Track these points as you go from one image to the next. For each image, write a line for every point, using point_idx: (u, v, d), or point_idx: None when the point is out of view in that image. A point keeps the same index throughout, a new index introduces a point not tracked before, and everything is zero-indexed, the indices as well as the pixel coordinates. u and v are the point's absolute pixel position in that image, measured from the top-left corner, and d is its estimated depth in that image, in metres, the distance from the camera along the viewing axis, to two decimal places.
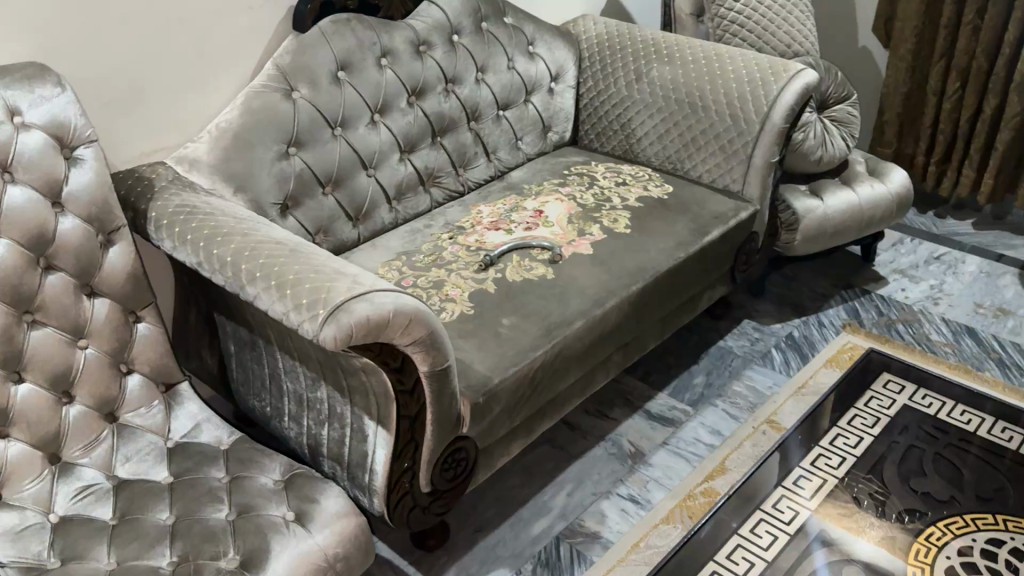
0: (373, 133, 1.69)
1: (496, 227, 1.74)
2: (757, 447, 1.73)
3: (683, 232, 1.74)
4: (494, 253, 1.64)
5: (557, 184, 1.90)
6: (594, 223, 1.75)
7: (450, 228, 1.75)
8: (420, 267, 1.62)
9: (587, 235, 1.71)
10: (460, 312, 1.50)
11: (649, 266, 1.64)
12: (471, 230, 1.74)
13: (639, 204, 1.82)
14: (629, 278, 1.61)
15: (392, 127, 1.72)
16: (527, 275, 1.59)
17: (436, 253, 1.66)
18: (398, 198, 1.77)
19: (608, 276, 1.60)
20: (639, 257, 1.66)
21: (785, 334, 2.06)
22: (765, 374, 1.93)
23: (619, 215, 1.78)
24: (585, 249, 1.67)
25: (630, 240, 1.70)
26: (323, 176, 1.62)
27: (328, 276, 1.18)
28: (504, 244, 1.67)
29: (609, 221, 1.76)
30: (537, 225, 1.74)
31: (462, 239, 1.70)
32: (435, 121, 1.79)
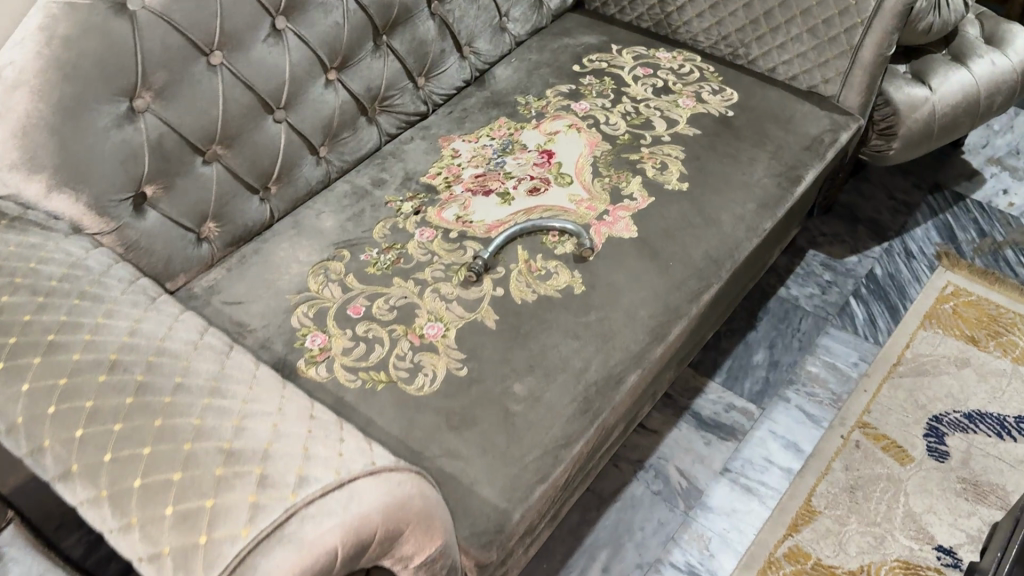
0: (276, 52, 1.03)
1: (485, 187, 1.14)
2: (851, 472, 1.27)
3: (765, 185, 1.16)
4: (487, 251, 1.04)
5: (566, 96, 1.28)
6: (633, 173, 1.15)
7: (414, 190, 1.15)
8: (375, 277, 1.04)
9: (624, 200, 1.12)
10: (446, 372, 0.94)
11: (723, 257, 1.08)
12: (447, 195, 1.13)
13: (696, 133, 1.22)
14: (697, 283, 1.05)
15: (309, 36, 1.05)
16: (546, 292, 1.02)
17: (397, 246, 1.07)
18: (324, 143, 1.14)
19: (666, 284, 1.04)
20: (709, 240, 1.09)
21: (864, 274, 1.55)
22: (845, 344, 1.44)
23: (667, 156, 1.18)
24: (630, 233, 1.08)
25: (691, 207, 1.12)
26: (199, 138, 0.99)
27: (212, 480, 0.61)
28: (508, 230, 1.06)
29: (655, 168, 1.16)
30: (546, 181, 1.14)
31: (434, 215, 1.11)
32: (377, 15, 1.12)
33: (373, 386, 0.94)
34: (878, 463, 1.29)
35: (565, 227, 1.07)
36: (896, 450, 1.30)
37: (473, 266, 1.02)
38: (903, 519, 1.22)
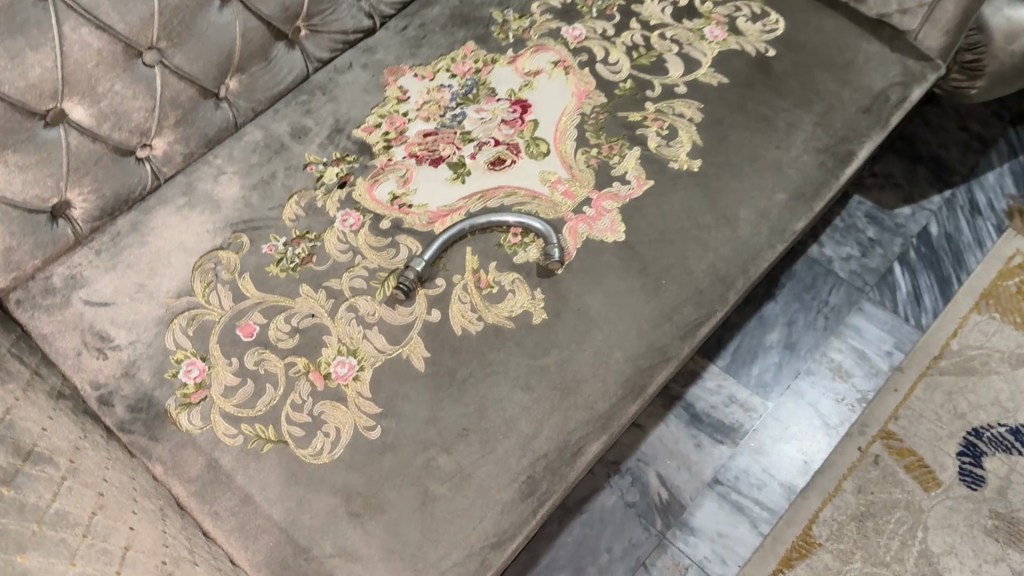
0: None
1: (435, 152, 0.87)
2: (861, 497, 1.08)
3: (803, 166, 0.89)
4: (424, 259, 0.79)
5: (557, 16, 0.98)
6: (629, 144, 0.88)
7: (343, 148, 0.89)
8: (277, 281, 0.80)
9: (614, 185, 0.85)
10: (353, 433, 0.74)
11: (733, 274, 0.83)
12: (384, 160, 0.87)
13: (722, 81, 0.92)
14: (695, 313, 0.81)
15: None
16: (496, 320, 0.78)
17: (311, 235, 0.83)
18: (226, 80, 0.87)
19: (655, 314, 0.80)
20: (718, 249, 0.84)
21: (917, 232, 1.28)
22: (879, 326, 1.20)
23: (679, 118, 0.90)
24: (617, 237, 0.83)
25: (701, 198, 0.86)
26: (33, 98, 0.72)
27: None
28: (456, 229, 0.81)
29: (660, 137, 0.88)
30: (515, 149, 0.87)
31: (364, 191, 0.85)
32: None
33: (258, 447, 0.73)
34: (896, 486, 1.09)
35: (530, 226, 0.81)
36: (921, 471, 1.10)
37: (402, 283, 0.78)
38: (917, 561, 1.04)
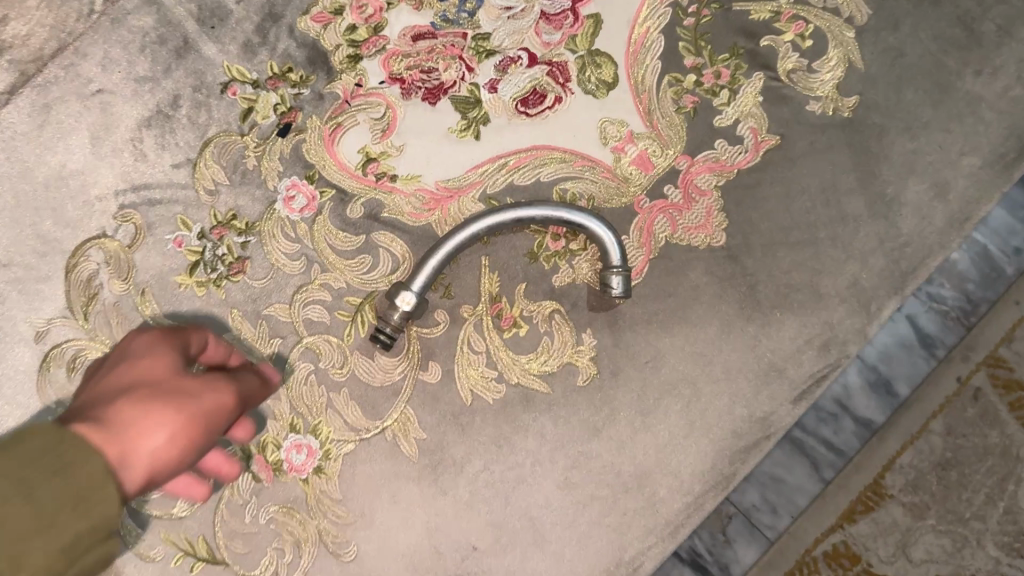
0: None
1: (432, 72, 0.54)
2: (992, 433, 0.63)
3: (1014, 107, 0.55)
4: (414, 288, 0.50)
5: None
6: (748, 67, 0.54)
7: (282, 55, 0.55)
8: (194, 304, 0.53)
9: (718, 147, 0.54)
10: (319, 552, 0.52)
11: (882, 296, 0.55)
12: (348, 86, 0.54)
13: None
14: (818, 362, 0.54)
15: None
16: (523, 381, 0.53)
17: (240, 224, 0.53)
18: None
19: (758, 368, 0.54)
20: (865, 256, 0.55)
21: None
22: None
23: (832, 16, 0.55)
24: (712, 240, 0.54)
25: (850, 169, 0.55)
26: None
27: None
28: (465, 233, 0.51)
29: (799, 54, 0.54)
30: (562, 72, 0.54)
31: (321, 145, 0.54)
32: None
33: (187, 568, 0.52)
34: None
35: (579, 228, 0.52)
36: None
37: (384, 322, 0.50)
38: None
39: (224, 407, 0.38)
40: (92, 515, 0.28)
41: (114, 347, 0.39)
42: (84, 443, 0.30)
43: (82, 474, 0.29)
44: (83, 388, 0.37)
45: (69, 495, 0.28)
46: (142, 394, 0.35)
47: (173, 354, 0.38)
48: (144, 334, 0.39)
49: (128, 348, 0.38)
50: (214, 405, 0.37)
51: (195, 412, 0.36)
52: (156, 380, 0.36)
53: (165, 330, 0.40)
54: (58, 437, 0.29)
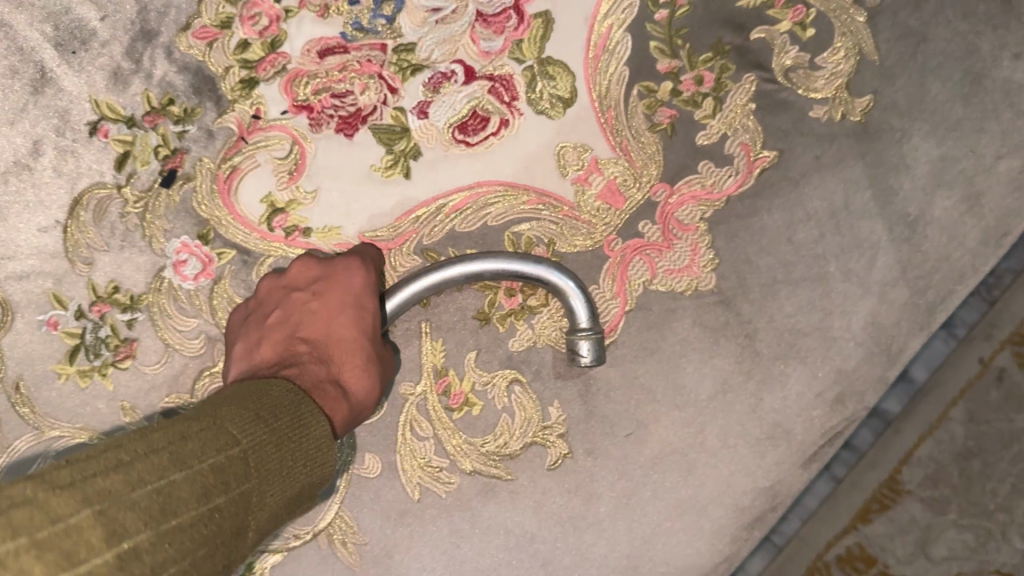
0: None
1: (347, 97, 0.44)
2: (1021, 419, 0.46)
3: None
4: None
5: None
6: (736, 68, 0.44)
7: (160, 83, 0.44)
8: (76, 397, 0.44)
9: (702, 171, 0.44)
10: None
11: (905, 335, 0.45)
12: (245, 119, 0.44)
13: None
14: (830, 420, 0.45)
15: None
16: (481, 469, 0.44)
17: (126, 300, 0.44)
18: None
19: (760, 432, 0.45)
20: (884, 291, 0.45)
21: None
22: None
23: None
24: (701, 284, 0.44)
25: (863, 186, 0.45)
26: None
27: None
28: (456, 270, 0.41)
29: (799, 47, 0.44)
30: (506, 88, 0.44)
31: (216, 195, 0.44)
32: None
33: None
34: None
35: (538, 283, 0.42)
36: None
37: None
38: None
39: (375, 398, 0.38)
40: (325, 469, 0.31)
41: (332, 273, 0.40)
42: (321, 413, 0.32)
43: (315, 455, 0.30)
44: (312, 314, 0.39)
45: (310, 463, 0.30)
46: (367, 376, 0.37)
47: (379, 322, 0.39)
48: (354, 286, 0.39)
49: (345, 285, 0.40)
50: (359, 405, 0.37)
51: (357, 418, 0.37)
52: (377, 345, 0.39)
53: (377, 269, 0.41)
54: (301, 395, 0.32)
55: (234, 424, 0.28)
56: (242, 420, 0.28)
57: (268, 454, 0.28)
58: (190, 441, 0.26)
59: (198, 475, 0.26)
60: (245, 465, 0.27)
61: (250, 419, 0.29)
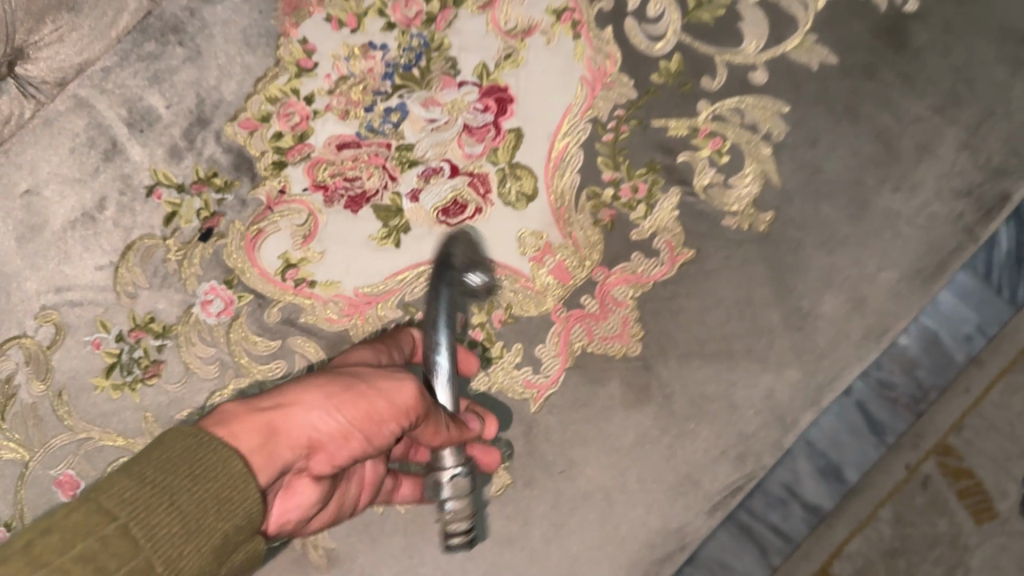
0: None
1: (355, 182, 0.55)
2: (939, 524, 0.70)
3: (930, 223, 0.57)
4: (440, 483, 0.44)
5: None
6: (665, 182, 0.55)
7: (208, 159, 0.55)
8: (107, 406, 0.54)
9: (634, 259, 0.54)
10: None
11: (798, 408, 0.55)
12: (272, 192, 0.55)
13: (826, 61, 0.56)
14: (733, 475, 0.54)
15: None
16: None
17: (157, 328, 0.55)
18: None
19: (673, 480, 0.54)
20: (780, 370, 0.55)
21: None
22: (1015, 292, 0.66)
23: (749, 132, 0.55)
24: (629, 349, 0.54)
25: (765, 283, 0.55)
26: None
27: None
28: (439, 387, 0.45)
29: (716, 169, 0.55)
30: (481, 184, 0.55)
31: (242, 250, 0.55)
32: None
33: None
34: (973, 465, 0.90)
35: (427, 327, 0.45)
36: None
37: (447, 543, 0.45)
38: None
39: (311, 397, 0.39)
40: (225, 497, 0.33)
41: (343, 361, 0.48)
42: (222, 442, 0.35)
43: (216, 485, 0.33)
44: None
45: (215, 498, 0.33)
46: (317, 385, 0.40)
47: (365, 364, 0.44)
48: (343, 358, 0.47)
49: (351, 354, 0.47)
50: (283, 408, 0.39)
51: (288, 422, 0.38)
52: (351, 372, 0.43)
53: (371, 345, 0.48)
54: (197, 436, 0.34)
55: (110, 500, 0.31)
56: (121, 490, 0.31)
57: (161, 522, 0.31)
58: (55, 534, 0.29)
59: (62, 566, 0.28)
60: (129, 538, 0.30)
61: (132, 485, 0.31)
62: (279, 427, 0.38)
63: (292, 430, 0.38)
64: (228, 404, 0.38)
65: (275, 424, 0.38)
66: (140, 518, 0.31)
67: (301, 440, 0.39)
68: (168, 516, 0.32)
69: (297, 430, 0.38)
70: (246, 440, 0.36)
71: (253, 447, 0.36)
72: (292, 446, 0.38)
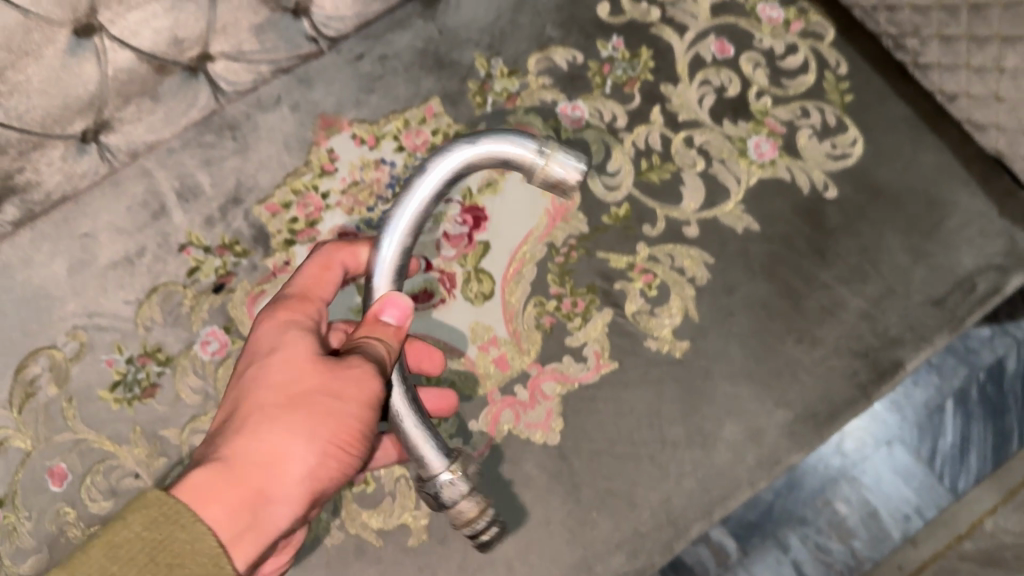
0: None
1: None
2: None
3: (828, 374, 0.66)
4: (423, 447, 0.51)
5: (561, 81, 0.73)
6: (601, 302, 0.66)
7: (233, 231, 0.69)
8: (106, 416, 0.64)
9: (564, 361, 0.65)
10: None
11: (691, 516, 0.62)
12: (278, 262, 0.68)
13: (750, 228, 0.68)
14: (624, 566, 0.61)
15: None
16: (361, 534, 0.61)
17: (161, 357, 0.66)
18: (139, 29, 0.60)
19: (571, 560, 0.61)
20: (678, 478, 0.63)
21: (988, 363, 0.95)
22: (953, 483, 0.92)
23: (676, 273, 0.67)
24: (548, 438, 0.63)
25: (674, 401, 0.64)
26: None
27: None
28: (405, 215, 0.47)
29: (644, 299, 0.67)
30: (449, 282, 0.66)
31: (244, 304, 0.67)
32: None
33: None
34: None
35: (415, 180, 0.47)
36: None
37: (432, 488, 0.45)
38: None
39: (293, 444, 0.44)
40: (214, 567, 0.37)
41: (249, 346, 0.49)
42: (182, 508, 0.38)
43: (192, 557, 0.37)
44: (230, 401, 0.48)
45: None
46: (285, 427, 0.44)
47: (297, 348, 0.47)
48: (264, 338, 0.49)
49: (263, 334, 0.49)
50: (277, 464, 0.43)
51: (254, 469, 0.43)
52: (296, 373, 0.46)
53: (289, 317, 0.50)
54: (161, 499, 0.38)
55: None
56: None
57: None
58: None
59: None
60: None
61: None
62: (270, 487, 0.43)
63: (286, 476, 0.43)
64: (201, 469, 0.42)
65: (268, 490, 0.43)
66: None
67: (300, 491, 0.44)
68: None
69: (293, 486, 0.44)
70: (227, 522, 0.40)
71: (233, 515, 0.41)
72: (276, 509, 0.43)
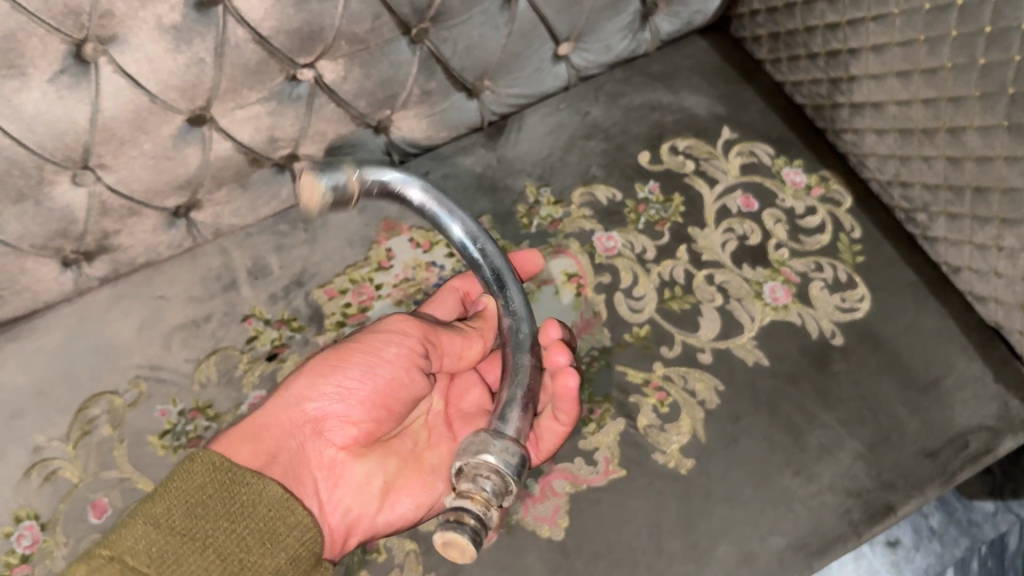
0: (74, 98, 0.60)
1: None
2: None
3: (821, 508, 0.70)
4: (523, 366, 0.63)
5: (601, 213, 0.81)
6: (615, 412, 0.72)
7: (293, 308, 0.76)
8: (152, 459, 0.70)
9: (575, 462, 0.70)
10: None
11: None
12: (329, 341, 0.75)
13: (760, 361, 0.74)
14: None
15: (141, 75, 0.62)
16: None
17: (209, 413, 0.72)
18: (243, 125, 0.70)
19: None
20: None
21: (990, 537, 1.01)
22: None
23: (688, 395, 0.73)
24: (553, 532, 0.68)
25: (674, 514, 0.68)
26: None
27: None
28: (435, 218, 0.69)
29: (656, 414, 0.72)
30: None
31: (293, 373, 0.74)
32: (287, 45, 0.66)
33: None
34: None
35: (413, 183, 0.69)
36: None
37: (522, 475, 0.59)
38: None
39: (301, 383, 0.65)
40: (278, 508, 0.56)
41: None
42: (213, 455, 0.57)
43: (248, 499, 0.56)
44: None
45: (258, 544, 0.55)
46: (304, 376, 0.65)
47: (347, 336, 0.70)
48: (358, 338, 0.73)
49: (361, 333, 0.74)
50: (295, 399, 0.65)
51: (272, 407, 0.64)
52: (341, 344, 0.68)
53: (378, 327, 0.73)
54: (211, 463, 0.56)
55: (137, 556, 0.51)
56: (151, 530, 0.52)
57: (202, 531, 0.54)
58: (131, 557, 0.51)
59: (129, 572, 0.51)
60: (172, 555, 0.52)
61: (158, 537, 0.53)
62: (281, 416, 0.64)
63: (292, 406, 0.64)
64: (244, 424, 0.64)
65: (288, 418, 0.64)
66: (184, 542, 0.53)
67: (300, 414, 0.64)
68: (233, 524, 0.55)
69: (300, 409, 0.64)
70: (252, 451, 0.61)
71: (248, 443, 0.62)
72: (283, 429, 0.64)
